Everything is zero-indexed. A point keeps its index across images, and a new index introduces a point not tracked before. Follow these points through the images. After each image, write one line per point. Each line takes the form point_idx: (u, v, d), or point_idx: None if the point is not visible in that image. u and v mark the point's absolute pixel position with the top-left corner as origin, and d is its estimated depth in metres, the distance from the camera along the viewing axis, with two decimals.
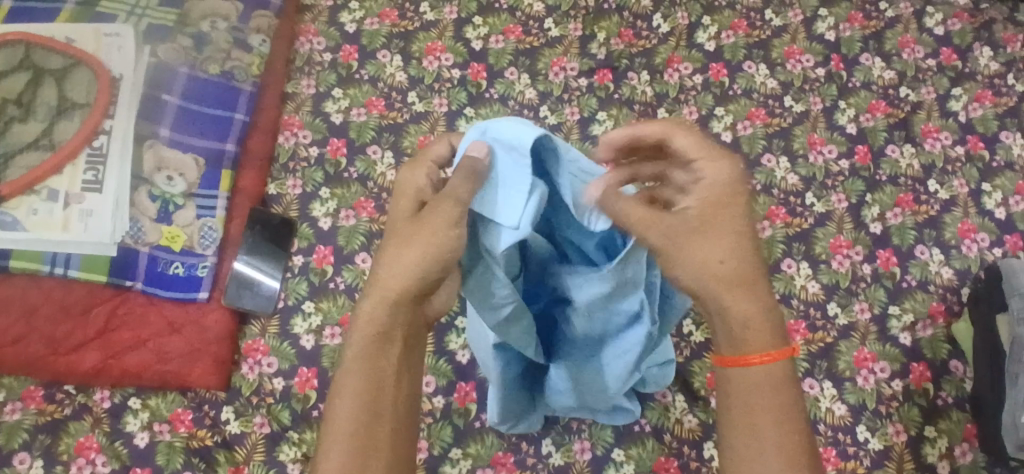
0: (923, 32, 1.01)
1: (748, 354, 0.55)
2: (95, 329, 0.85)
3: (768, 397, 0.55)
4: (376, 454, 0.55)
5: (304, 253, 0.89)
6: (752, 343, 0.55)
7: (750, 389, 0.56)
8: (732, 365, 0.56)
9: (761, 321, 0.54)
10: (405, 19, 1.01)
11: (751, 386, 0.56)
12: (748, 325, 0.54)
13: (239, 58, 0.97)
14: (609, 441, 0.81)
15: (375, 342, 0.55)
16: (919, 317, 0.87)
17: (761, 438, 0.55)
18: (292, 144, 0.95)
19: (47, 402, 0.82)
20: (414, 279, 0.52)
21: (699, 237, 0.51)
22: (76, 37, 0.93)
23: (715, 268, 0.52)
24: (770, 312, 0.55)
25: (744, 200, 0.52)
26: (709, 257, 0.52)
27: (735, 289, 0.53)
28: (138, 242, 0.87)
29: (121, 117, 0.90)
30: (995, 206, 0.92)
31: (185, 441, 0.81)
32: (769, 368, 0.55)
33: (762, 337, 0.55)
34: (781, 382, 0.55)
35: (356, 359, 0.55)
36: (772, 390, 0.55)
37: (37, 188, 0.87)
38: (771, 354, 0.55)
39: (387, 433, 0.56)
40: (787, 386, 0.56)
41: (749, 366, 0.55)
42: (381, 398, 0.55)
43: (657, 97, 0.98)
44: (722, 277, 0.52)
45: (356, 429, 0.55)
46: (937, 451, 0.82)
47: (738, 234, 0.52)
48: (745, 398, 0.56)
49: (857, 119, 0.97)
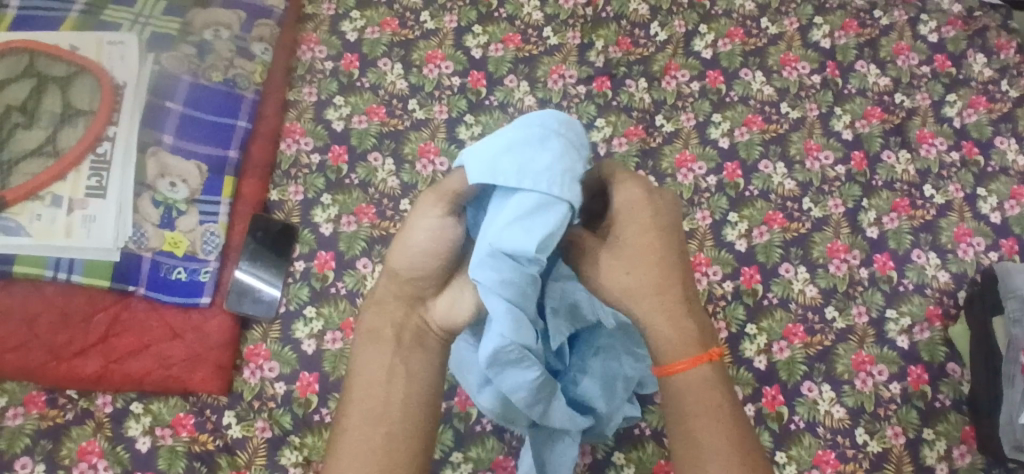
0: (918, 39, 1.03)
1: (673, 362, 0.62)
2: (97, 334, 0.85)
3: (701, 401, 0.61)
4: (375, 450, 0.58)
5: (305, 259, 0.90)
6: (682, 350, 0.62)
7: (685, 396, 0.61)
8: (665, 375, 0.62)
9: (679, 322, 0.62)
10: (405, 28, 1.03)
11: (687, 391, 0.61)
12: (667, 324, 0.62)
13: (241, 66, 0.98)
14: (610, 445, 0.81)
15: (373, 342, 0.64)
16: (916, 321, 0.88)
17: (700, 442, 0.59)
18: (294, 151, 0.96)
19: (49, 407, 0.82)
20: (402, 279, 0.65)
21: (610, 258, 0.64)
22: (79, 46, 0.94)
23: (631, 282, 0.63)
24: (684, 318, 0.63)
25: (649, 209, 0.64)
26: (618, 271, 0.63)
27: (648, 292, 0.63)
28: (141, 248, 0.88)
29: (124, 124, 0.91)
30: (990, 211, 0.93)
31: (187, 446, 0.81)
32: (700, 369, 0.61)
33: (680, 344, 0.62)
34: (712, 382, 0.61)
35: (366, 357, 0.63)
36: (703, 394, 0.61)
37: (41, 195, 0.88)
38: (695, 359, 0.61)
39: (381, 437, 0.59)
40: (715, 389, 0.61)
41: (676, 375, 0.62)
42: (378, 397, 0.61)
43: (654, 104, 0.99)
44: (631, 285, 0.63)
45: (361, 426, 0.60)
46: (935, 453, 0.82)
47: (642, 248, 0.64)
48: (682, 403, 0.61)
49: (852, 125, 0.98)
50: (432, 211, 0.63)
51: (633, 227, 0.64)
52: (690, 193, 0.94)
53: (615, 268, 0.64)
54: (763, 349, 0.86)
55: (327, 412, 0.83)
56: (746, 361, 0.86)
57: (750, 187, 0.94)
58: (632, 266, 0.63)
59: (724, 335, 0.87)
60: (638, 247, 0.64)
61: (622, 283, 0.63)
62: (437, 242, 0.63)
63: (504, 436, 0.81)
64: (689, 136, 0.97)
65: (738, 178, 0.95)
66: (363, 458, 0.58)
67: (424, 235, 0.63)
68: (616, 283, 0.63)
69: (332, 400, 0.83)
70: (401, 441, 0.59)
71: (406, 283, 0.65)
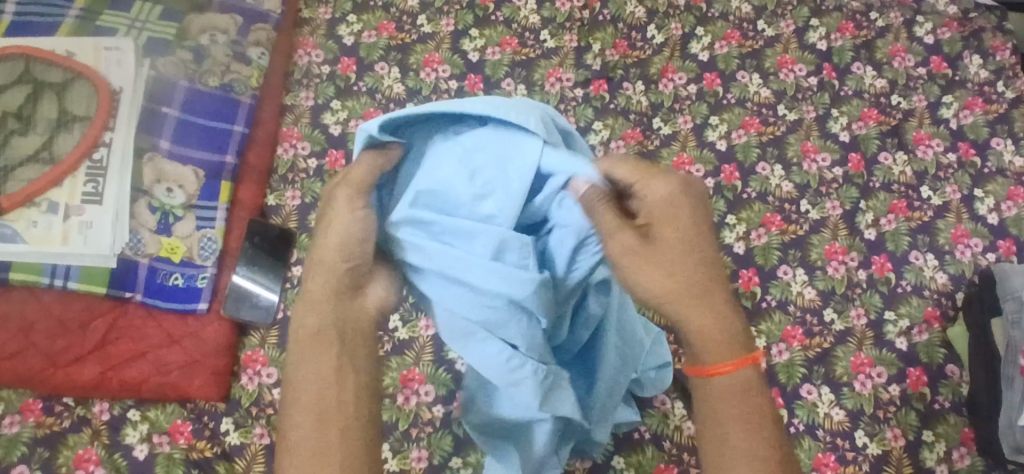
0: (914, 41, 1.03)
1: (717, 364, 0.58)
2: (94, 342, 0.85)
3: (738, 406, 0.58)
4: (327, 446, 0.54)
5: (303, 264, 0.90)
6: (711, 353, 0.59)
7: (722, 400, 0.59)
8: (701, 375, 0.59)
9: (720, 328, 0.59)
10: (402, 31, 1.03)
11: (722, 394, 0.59)
12: (696, 331, 0.59)
13: (238, 71, 0.97)
14: (609, 449, 0.81)
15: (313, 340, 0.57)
16: (915, 322, 0.88)
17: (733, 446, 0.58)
18: (291, 156, 0.96)
19: (46, 415, 0.82)
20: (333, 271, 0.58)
21: (644, 257, 0.57)
22: (76, 51, 0.94)
23: (657, 284, 0.57)
24: (722, 323, 0.59)
25: (682, 205, 0.58)
26: (653, 275, 0.57)
27: (681, 300, 0.58)
28: (138, 254, 0.88)
29: (121, 130, 0.90)
30: (988, 212, 0.93)
31: (185, 453, 0.81)
32: (740, 372, 0.58)
33: (725, 345, 0.59)
34: (751, 387, 0.59)
35: (300, 365, 0.57)
36: (742, 397, 0.58)
37: (37, 201, 0.87)
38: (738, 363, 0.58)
39: (335, 433, 0.55)
40: (757, 391, 0.59)
41: (719, 374, 0.59)
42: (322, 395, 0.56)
43: (652, 107, 0.99)
44: (675, 288, 0.57)
45: (304, 423, 0.55)
46: (935, 455, 0.82)
47: (682, 249, 0.58)
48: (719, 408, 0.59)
49: (849, 127, 0.98)
50: (354, 202, 0.59)
51: (664, 223, 0.58)
52: None
53: (638, 264, 0.57)
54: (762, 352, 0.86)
55: None
56: None
57: (748, 189, 0.94)
58: (674, 262, 0.57)
59: None
60: (678, 248, 0.58)
61: (652, 289, 0.57)
62: (364, 237, 0.58)
63: None
64: (686, 139, 0.97)
65: (736, 180, 0.95)
66: (316, 456, 0.54)
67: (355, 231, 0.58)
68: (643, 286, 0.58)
69: None
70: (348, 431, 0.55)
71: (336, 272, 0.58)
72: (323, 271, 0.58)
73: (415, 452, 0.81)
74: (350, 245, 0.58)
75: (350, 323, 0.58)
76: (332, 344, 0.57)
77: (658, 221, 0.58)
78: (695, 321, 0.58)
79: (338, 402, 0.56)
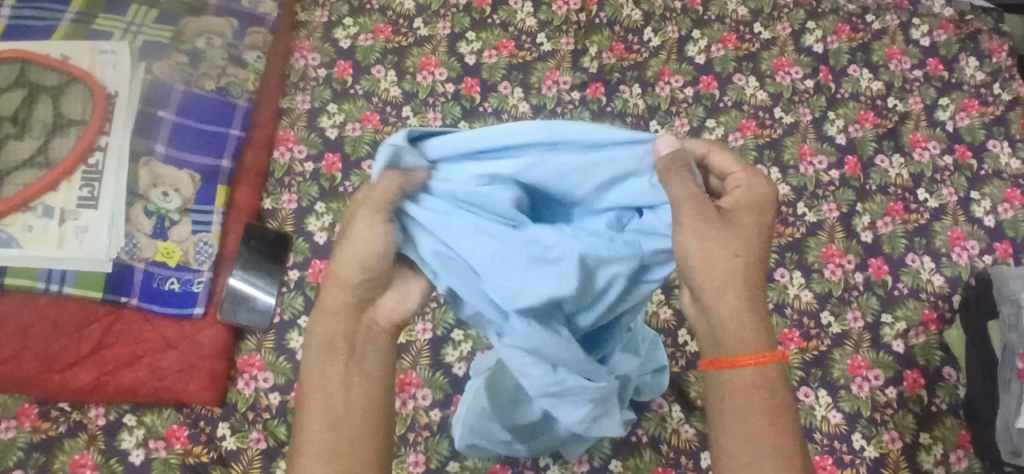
0: (910, 44, 1.03)
1: (738, 356, 0.54)
2: (90, 345, 0.84)
3: (761, 399, 0.53)
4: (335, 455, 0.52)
5: (300, 267, 0.90)
6: (745, 342, 0.54)
7: (744, 391, 0.53)
8: (725, 367, 0.54)
9: (752, 321, 0.54)
10: (399, 35, 1.03)
11: (744, 390, 0.53)
12: (732, 322, 0.54)
13: (234, 74, 0.97)
14: (607, 453, 0.81)
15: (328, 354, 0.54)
16: (912, 325, 0.88)
17: (757, 439, 0.52)
18: (287, 159, 0.96)
19: (42, 420, 0.82)
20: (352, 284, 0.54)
21: (717, 231, 0.53)
22: (71, 55, 0.93)
23: (712, 261, 0.53)
24: (755, 318, 0.54)
25: (768, 205, 0.56)
26: (715, 256, 0.53)
27: (724, 295, 0.54)
28: (134, 258, 0.87)
29: (116, 134, 0.90)
30: (984, 214, 0.93)
31: (181, 458, 0.81)
32: (764, 371, 0.54)
33: (753, 338, 0.54)
34: (777, 385, 0.54)
35: (313, 372, 0.54)
36: (761, 392, 0.53)
37: (33, 205, 0.87)
38: (764, 356, 0.53)
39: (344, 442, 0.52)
40: (782, 391, 0.54)
41: (743, 369, 0.54)
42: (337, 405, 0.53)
43: (648, 110, 0.99)
44: (733, 271, 0.53)
45: (311, 432, 0.52)
46: (932, 458, 0.82)
47: (751, 232, 0.54)
48: (741, 400, 0.53)
49: (846, 129, 0.98)
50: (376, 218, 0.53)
51: (744, 210, 0.55)
52: None
53: (704, 233, 0.52)
54: None
55: None
56: None
57: None
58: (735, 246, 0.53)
59: None
60: (747, 230, 0.54)
61: (704, 259, 0.53)
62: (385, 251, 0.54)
63: None
64: None
65: None
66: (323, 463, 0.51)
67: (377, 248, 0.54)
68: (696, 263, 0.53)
69: None
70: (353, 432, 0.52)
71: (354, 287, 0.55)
72: (333, 286, 0.55)
73: (412, 456, 0.81)
74: (364, 260, 0.54)
75: (370, 332, 0.56)
76: (339, 353, 0.54)
77: (737, 207, 0.55)
78: (734, 305, 0.54)
79: (346, 406, 0.53)
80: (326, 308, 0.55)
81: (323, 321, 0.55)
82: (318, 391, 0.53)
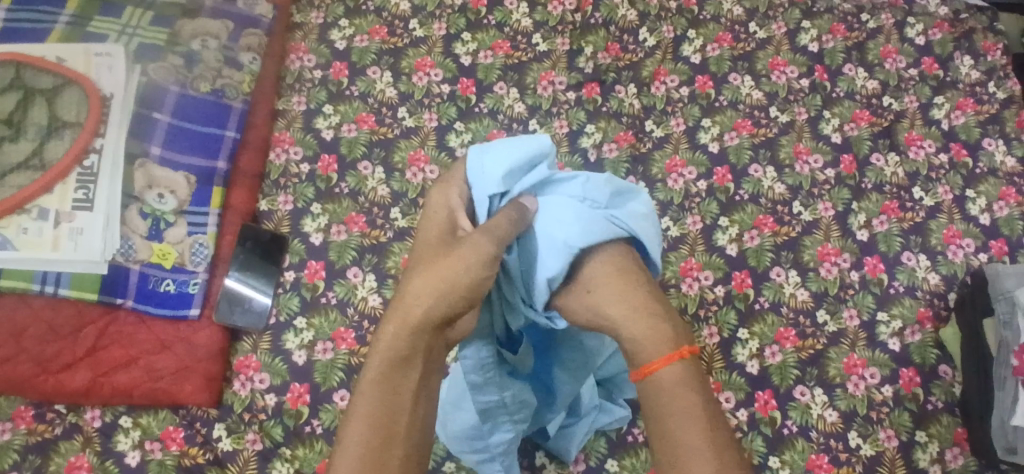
0: (905, 42, 1.03)
1: (651, 361, 0.59)
2: (85, 347, 0.84)
3: (683, 398, 0.58)
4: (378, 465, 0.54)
5: (295, 269, 0.90)
6: (657, 348, 0.60)
7: (665, 396, 0.58)
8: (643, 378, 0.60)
9: (656, 329, 0.61)
10: (394, 36, 1.03)
11: (659, 391, 0.59)
12: (643, 335, 0.60)
13: (230, 76, 0.97)
14: (603, 452, 0.81)
15: (392, 367, 0.56)
16: (907, 323, 0.88)
17: (688, 436, 0.57)
18: (283, 161, 0.96)
19: (37, 422, 0.82)
20: (433, 305, 0.56)
21: (605, 283, 0.62)
22: (66, 57, 0.93)
23: (616, 300, 0.62)
24: (661, 324, 0.61)
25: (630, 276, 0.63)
26: (606, 299, 0.62)
27: (636, 319, 0.61)
28: (129, 260, 0.87)
29: (111, 135, 0.90)
30: (979, 212, 0.93)
31: (177, 460, 0.81)
32: (673, 366, 0.59)
33: (661, 343, 0.60)
34: (684, 378, 0.59)
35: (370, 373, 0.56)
36: (680, 391, 0.58)
37: (27, 208, 0.86)
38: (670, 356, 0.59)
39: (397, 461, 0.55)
40: (689, 383, 0.59)
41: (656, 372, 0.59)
42: (389, 418, 0.55)
43: (644, 110, 0.99)
44: (618, 304, 0.61)
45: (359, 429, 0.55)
46: (928, 456, 0.82)
47: (631, 294, 0.62)
48: (667, 404, 0.58)
49: (841, 128, 0.98)
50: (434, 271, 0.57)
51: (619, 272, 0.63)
52: (681, 199, 0.94)
53: (597, 288, 0.62)
54: (755, 354, 0.86)
55: (318, 423, 0.82)
56: (739, 366, 0.86)
57: (740, 191, 0.94)
58: (604, 286, 0.62)
59: (716, 340, 0.87)
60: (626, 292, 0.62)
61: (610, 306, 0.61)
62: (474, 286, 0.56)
63: None
64: (679, 141, 0.97)
65: (728, 183, 0.95)
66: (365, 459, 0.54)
67: (461, 268, 0.56)
68: (604, 312, 0.62)
69: (323, 411, 0.83)
70: (404, 447, 0.55)
71: (433, 310, 0.56)
72: (423, 298, 0.56)
73: None
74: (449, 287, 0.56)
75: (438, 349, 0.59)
76: (412, 367, 0.57)
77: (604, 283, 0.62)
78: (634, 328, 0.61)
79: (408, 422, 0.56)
80: (408, 322, 0.56)
81: (399, 331, 0.56)
82: (375, 400, 0.56)
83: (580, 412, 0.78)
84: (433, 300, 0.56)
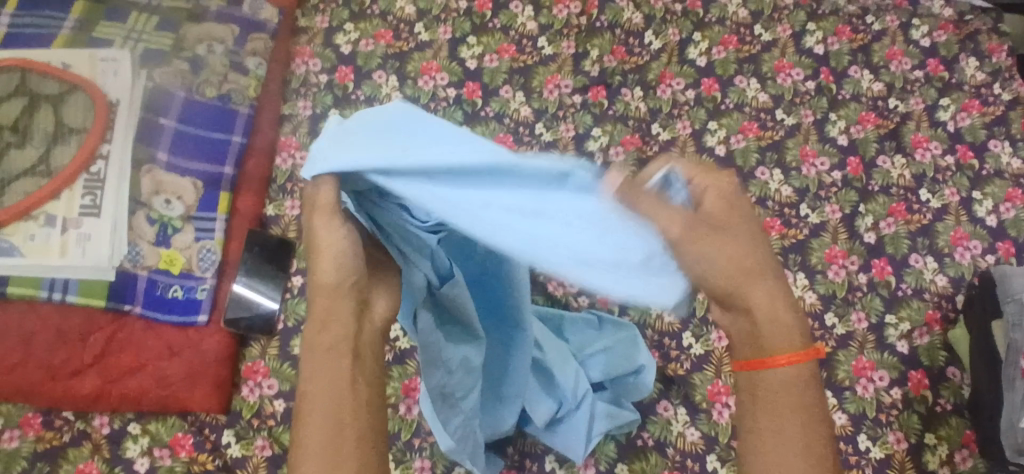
0: (910, 44, 1.03)
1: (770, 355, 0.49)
2: (93, 354, 0.84)
3: (796, 400, 0.48)
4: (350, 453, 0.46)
5: (303, 273, 0.90)
6: (776, 340, 0.49)
7: (776, 390, 0.49)
8: (751, 368, 0.50)
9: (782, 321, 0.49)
10: (400, 39, 1.03)
11: (776, 386, 0.49)
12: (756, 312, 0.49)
13: (235, 81, 0.97)
14: (613, 457, 0.81)
15: (333, 347, 0.48)
16: (916, 326, 0.88)
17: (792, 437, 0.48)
18: (289, 166, 0.96)
19: (46, 429, 0.82)
20: (341, 259, 0.50)
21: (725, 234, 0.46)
22: (71, 63, 0.93)
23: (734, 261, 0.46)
24: (785, 321, 0.49)
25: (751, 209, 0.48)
26: (729, 258, 0.46)
27: (755, 286, 0.47)
28: (136, 266, 0.87)
29: (118, 141, 0.89)
30: (986, 214, 0.93)
31: (186, 466, 0.81)
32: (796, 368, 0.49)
33: (780, 336, 0.49)
34: (810, 381, 0.49)
35: (310, 370, 0.48)
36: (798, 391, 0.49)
37: (34, 214, 0.86)
38: (794, 354, 0.48)
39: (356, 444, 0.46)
40: (810, 388, 0.49)
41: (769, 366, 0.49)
42: (342, 400, 0.47)
43: (650, 112, 0.99)
44: (741, 269, 0.46)
45: (317, 424, 0.46)
46: (937, 458, 0.82)
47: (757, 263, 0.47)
48: (777, 400, 0.49)
49: (847, 131, 0.98)
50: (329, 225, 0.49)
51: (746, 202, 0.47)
52: None
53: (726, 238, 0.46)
54: None
55: None
56: None
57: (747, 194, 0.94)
58: (720, 243, 0.45)
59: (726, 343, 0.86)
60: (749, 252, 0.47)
61: (718, 257, 0.45)
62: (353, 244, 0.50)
63: (507, 451, 0.81)
64: (685, 144, 0.97)
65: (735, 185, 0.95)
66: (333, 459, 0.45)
67: (344, 240, 0.50)
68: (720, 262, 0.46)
69: None
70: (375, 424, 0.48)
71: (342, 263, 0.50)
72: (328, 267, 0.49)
73: (418, 462, 0.80)
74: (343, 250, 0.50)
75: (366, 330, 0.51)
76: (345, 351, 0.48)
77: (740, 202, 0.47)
78: (732, 287, 0.47)
79: (355, 402, 0.47)
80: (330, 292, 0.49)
81: (321, 310, 0.49)
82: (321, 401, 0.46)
83: (566, 401, 0.76)
84: (346, 268, 0.50)
